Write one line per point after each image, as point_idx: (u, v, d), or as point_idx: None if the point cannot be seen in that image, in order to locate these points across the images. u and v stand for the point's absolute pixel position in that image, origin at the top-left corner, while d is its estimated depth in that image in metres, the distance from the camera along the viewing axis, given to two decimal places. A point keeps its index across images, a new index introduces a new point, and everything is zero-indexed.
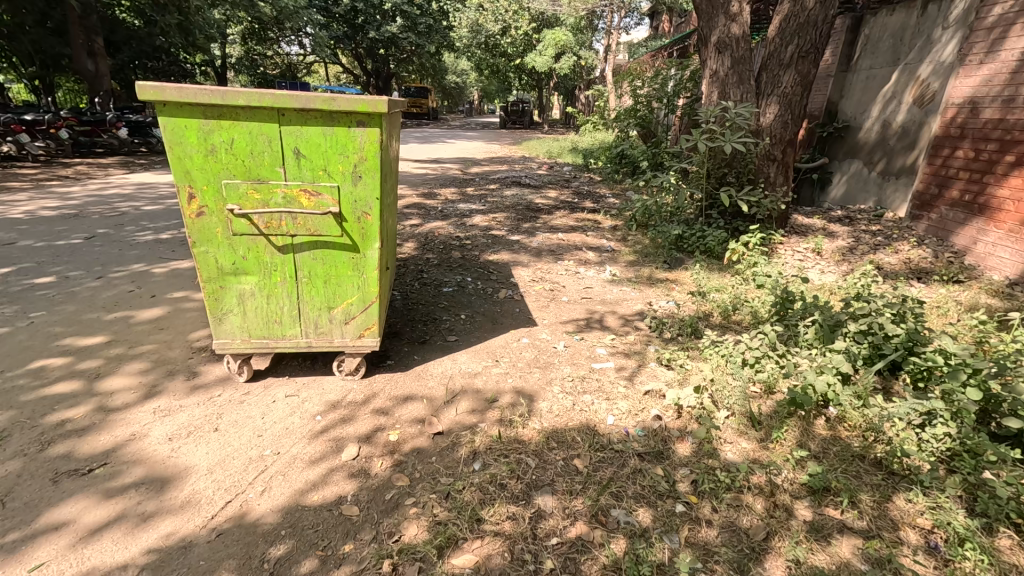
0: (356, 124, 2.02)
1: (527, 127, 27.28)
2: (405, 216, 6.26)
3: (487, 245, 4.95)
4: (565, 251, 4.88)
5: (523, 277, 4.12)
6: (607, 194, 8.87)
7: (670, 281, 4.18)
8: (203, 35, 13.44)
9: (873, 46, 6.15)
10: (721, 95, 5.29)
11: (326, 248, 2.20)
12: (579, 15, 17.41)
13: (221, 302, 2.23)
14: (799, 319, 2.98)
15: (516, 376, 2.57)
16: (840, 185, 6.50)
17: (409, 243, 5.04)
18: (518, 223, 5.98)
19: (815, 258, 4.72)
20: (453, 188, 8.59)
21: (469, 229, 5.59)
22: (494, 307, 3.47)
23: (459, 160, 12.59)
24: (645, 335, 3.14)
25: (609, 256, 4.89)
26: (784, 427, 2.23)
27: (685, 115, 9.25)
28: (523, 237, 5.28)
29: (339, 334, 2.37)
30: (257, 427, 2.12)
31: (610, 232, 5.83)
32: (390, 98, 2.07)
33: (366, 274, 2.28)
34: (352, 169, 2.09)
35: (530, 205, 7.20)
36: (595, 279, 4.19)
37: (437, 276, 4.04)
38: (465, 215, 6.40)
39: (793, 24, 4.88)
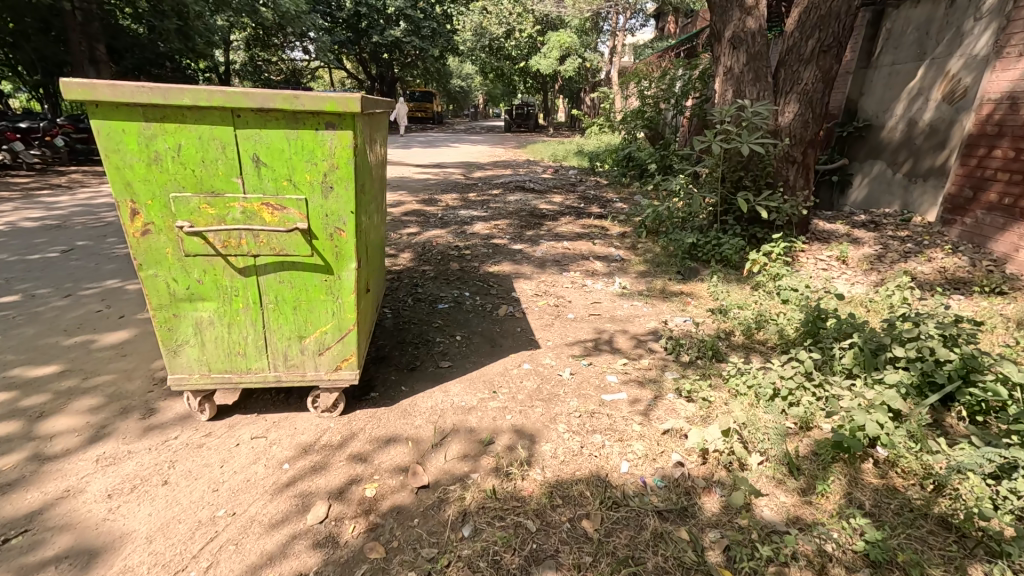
0: (324, 127, 1.73)
1: (532, 130, 27.02)
2: (404, 224, 5.99)
3: (489, 255, 4.65)
4: (571, 261, 4.58)
5: (525, 291, 3.81)
6: (615, 198, 8.55)
7: (686, 294, 3.86)
8: (203, 41, 13.37)
9: (895, 40, 5.81)
10: (735, 93, 4.97)
11: (294, 269, 1.91)
12: (584, 16, 17.17)
13: (175, 332, 1.93)
14: (834, 341, 2.65)
15: (516, 412, 2.26)
16: (862, 189, 6.15)
17: (406, 253, 4.75)
18: (521, 231, 5.69)
19: (841, 268, 4.38)
20: (455, 193, 8.33)
21: (469, 237, 5.30)
22: (494, 326, 3.17)
23: (462, 164, 12.34)
24: (661, 360, 2.82)
25: (618, 266, 4.58)
26: (830, 476, 1.91)
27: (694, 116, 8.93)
28: (526, 246, 4.98)
29: (312, 367, 2.07)
30: (212, 479, 1.82)
31: (619, 239, 5.52)
32: (364, 95, 1.78)
33: (341, 299, 1.98)
34: (321, 179, 1.80)
35: (534, 211, 6.90)
36: (604, 292, 3.88)
37: (432, 291, 3.74)
38: (466, 222, 6.11)
39: (813, 17, 4.57)
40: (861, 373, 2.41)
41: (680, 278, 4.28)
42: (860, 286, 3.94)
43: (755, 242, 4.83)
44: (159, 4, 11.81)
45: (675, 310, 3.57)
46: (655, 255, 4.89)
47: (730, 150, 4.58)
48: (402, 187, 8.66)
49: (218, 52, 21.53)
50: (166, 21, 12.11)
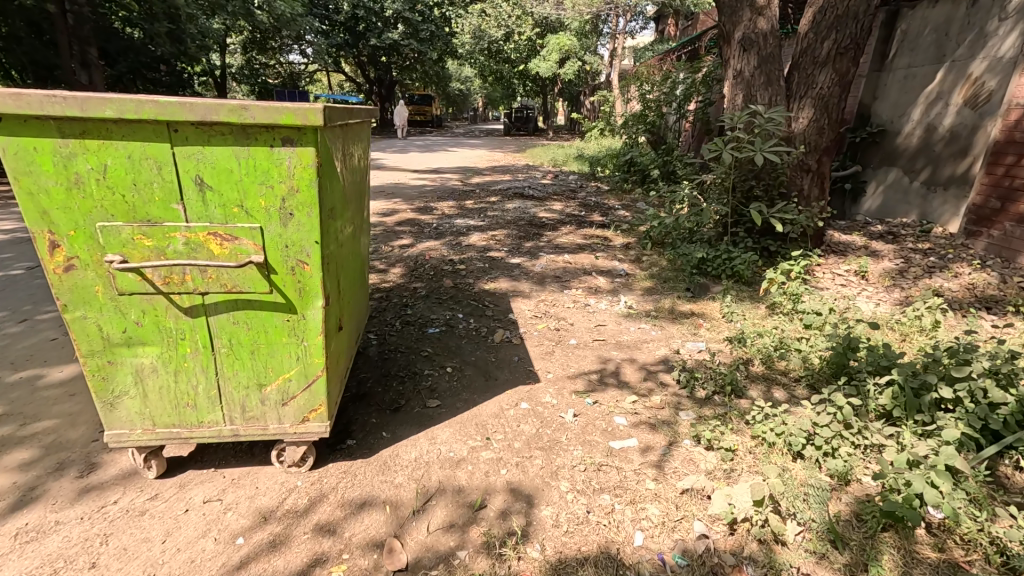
0: (280, 143, 1.45)
1: (532, 133, 26.79)
2: (396, 234, 5.72)
3: (485, 270, 4.37)
4: (572, 276, 4.30)
5: (523, 312, 3.52)
6: (617, 205, 8.28)
7: (697, 315, 3.58)
8: (195, 44, 13.19)
9: (911, 42, 5.56)
10: (745, 99, 4.70)
11: (250, 309, 1.63)
12: (584, 19, 16.95)
13: (110, 382, 1.65)
14: (867, 376, 2.37)
15: (512, 465, 1.97)
16: (876, 198, 5.87)
17: (397, 268, 4.47)
18: (520, 242, 5.41)
19: (860, 285, 4.11)
20: (451, 200, 8.06)
21: (465, 250, 5.02)
22: (489, 355, 2.88)
23: (459, 169, 12.08)
24: (673, 396, 2.53)
25: (623, 282, 4.30)
26: (880, 551, 1.62)
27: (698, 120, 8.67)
28: (525, 260, 4.70)
29: (276, 419, 1.78)
30: (150, 560, 1.53)
31: (622, 251, 5.24)
32: (330, 104, 1.51)
33: (307, 341, 1.70)
34: (279, 204, 1.52)
35: (533, 219, 6.63)
36: (608, 313, 3.60)
37: (422, 312, 3.45)
38: (461, 233, 5.84)
39: (829, 17, 4.31)
40: (902, 417, 2.13)
41: (690, 296, 4.00)
42: (884, 305, 3.67)
43: (768, 255, 4.55)
44: (150, 6, 11.57)
45: (686, 333, 3.29)
46: (661, 269, 4.60)
47: (742, 158, 4.31)
48: (397, 194, 8.41)
49: (214, 55, 21.38)
50: (157, 24, 11.92)
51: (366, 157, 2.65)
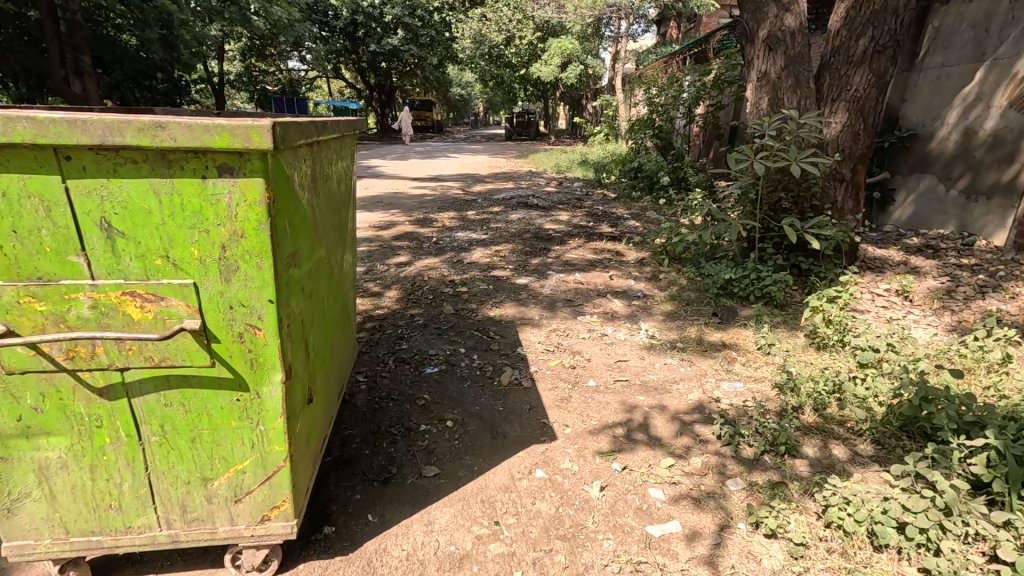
0: (215, 171, 1.07)
1: (534, 138, 26.46)
2: (394, 250, 5.35)
3: (489, 293, 3.98)
4: (585, 299, 3.92)
5: (533, 345, 3.13)
6: (626, 214, 7.90)
7: (728, 346, 3.18)
8: (189, 51, 12.96)
9: (945, 40, 5.18)
10: (771, 102, 4.32)
11: (184, 386, 1.24)
12: (585, 22, 16.64)
13: (5, 484, 1.26)
14: (948, 435, 1.99)
15: (528, 566, 1.60)
16: (906, 208, 5.48)
17: (393, 291, 4.09)
18: (526, 258, 5.04)
19: (904, 307, 3.72)
20: (452, 211, 7.71)
21: (467, 268, 4.65)
22: (496, 403, 2.48)
23: (460, 177, 11.74)
24: (716, 457, 2.13)
25: (641, 305, 3.92)
26: None
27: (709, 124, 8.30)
28: (532, 280, 4.31)
29: (226, 520, 1.38)
30: None
31: (637, 267, 4.86)
32: (284, 118, 1.13)
33: (263, 425, 1.31)
34: (218, 253, 1.13)
35: (539, 232, 6.25)
36: (629, 344, 3.20)
37: (420, 347, 3.06)
38: (463, 248, 5.47)
39: (865, 11, 3.95)
40: (1008, 496, 1.74)
41: (718, 322, 3.60)
42: (937, 333, 3.28)
43: (799, 274, 4.16)
44: (143, 14, 11.35)
45: (719, 371, 2.88)
46: (683, 289, 4.22)
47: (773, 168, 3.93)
48: (396, 205, 8.07)
49: (212, 62, 21.20)
50: (149, 30, 11.69)
51: (350, 174, 2.28)
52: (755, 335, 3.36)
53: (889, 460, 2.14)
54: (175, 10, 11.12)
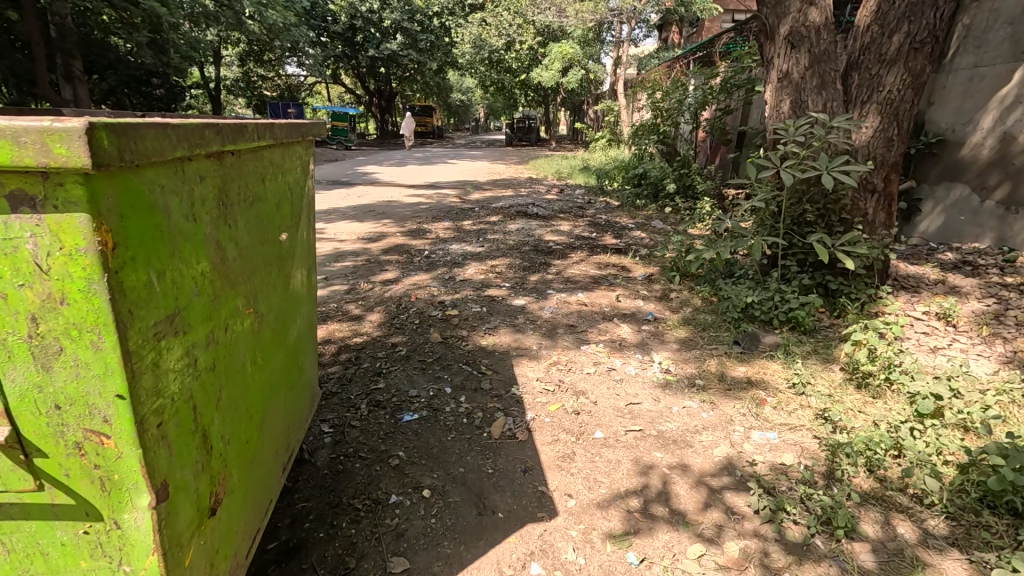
0: (10, 207, 0.70)
1: (534, 144, 26.13)
2: (381, 265, 4.95)
3: (481, 317, 3.56)
4: (589, 324, 3.50)
5: (530, 383, 2.71)
6: (630, 224, 7.51)
7: (755, 383, 2.76)
8: (179, 55, 12.66)
9: (977, 38, 4.80)
10: (793, 105, 3.93)
11: (1, 517, 0.84)
12: (587, 27, 16.33)
13: None
14: None
15: None
16: (935, 218, 5.07)
17: (375, 314, 3.68)
18: (524, 275, 4.63)
19: (948, 334, 3.31)
20: (448, 221, 7.32)
21: (459, 287, 4.24)
22: (484, 464, 2.07)
23: (458, 184, 11.38)
24: (756, 541, 1.72)
25: (652, 330, 3.51)
26: None
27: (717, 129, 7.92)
28: (530, 301, 3.90)
29: None
30: None
31: (645, 285, 4.45)
32: (129, 118, 0.74)
33: (128, 567, 0.88)
34: (29, 328, 0.74)
35: (538, 244, 5.85)
36: (641, 381, 2.78)
37: (398, 386, 2.64)
38: (456, 262, 5.07)
39: (900, 5, 3.57)
40: None
41: (740, 351, 3.19)
42: (994, 369, 2.86)
43: (826, 293, 3.75)
44: (130, 17, 11.04)
45: (747, 417, 2.46)
46: (697, 311, 3.82)
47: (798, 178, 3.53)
48: (388, 214, 7.68)
49: (208, 67, 20.97)
50: (137, 33, 11.38)
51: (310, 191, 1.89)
52: (784, 369, 2.93)
53: (969, 544, 1.73)
54: (164, 12, 10.81)
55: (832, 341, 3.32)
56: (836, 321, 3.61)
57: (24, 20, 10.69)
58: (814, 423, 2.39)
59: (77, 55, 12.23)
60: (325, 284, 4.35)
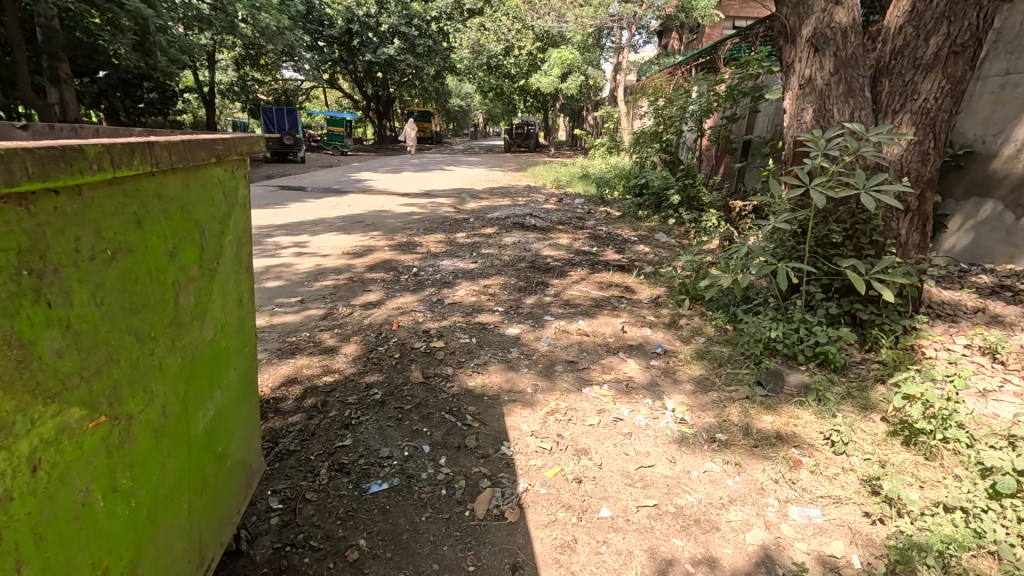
0: None
1: (533, 150, 25.84)
2: (364, 285, 4.56)
3: (469, 350, 3.17)
4: (592, 359, 3.11)
5: (523, 438, 2.31)
6: (633, 237, 7.13)
7: (786, 438, 2.36)
8: (167, 57, 12.30)
9: (1010, 42, 4.43)
10: (817, 114, 3.56)
11: None
12: (586, 33, 16.00)
13: None
14: None
15: None
16: (962, 236, 4.71)
17: (351, 346, 3.28)
18: (519, 297, 4.24)
19: (998, 374, 2.94)
20: (441, 233, 6.94)
21: (448, 312, 3.85)
22: (463, 559, 1.69)
23: (454, 192, 11.03)
24: None
25: (662, 367, 3.12)
26: None
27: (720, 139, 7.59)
28: (526, 329, 3.51)
29: None
30: None
31: (652, 309, 4.07)
32: None
33: None
34: None
35: (535, 260, 5.46)
36: (653, 434, 2.39)
37: (368, 444, 2.25)
38: (446, 281, 4.68)
39: (938, 4, 3.20)
40: None
41: (763, 393, 2.80)
42: None
43: (854, 322, 3.37)
44: (115, 18, 10.70)
45: (780, 486, 2.06)
46: (711, 343, 3.45)
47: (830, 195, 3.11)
48: (378, 225, 7.30)
49: (202, 70, 20.64)
50: (122, 35, 11.04)
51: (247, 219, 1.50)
52: (818, 418, 2.53)
53: None
54: (150, 14, 10.44)
55: (866, 382, 2.95)
56: (867, 355, 3.22)
57: (6, 22, 10.36)
58: (863, 497, 1.99)
59: (63, 58, 11.88)
60: (300, 307, 3.95)
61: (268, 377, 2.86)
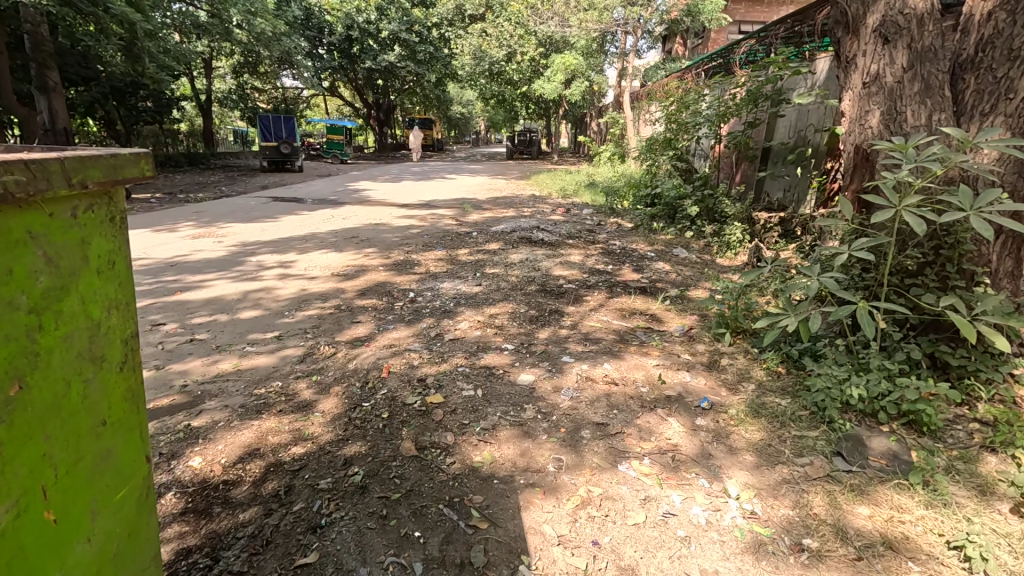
0: None
1: (536, 157, 25.39)
2: (353, 315, 3.99)
3: (474, 407, 2.59)
4: (624, 419, 2.53)
5: (549, 550, 1.74)
6: (649, 252, 6.57)
7: (896, 546, 1.78)
8: (156, 64, 11.80)
9: None
10: (885, 116, 3.00)
11: None
12: (590, 39, 15.49)
13: None
14: None
15: None
16: None
17: (330, 402, 2.70)
18: (531, 330, 3.67)
19: None
20: (441, 249, 6.38)
21: (448, 351, 3.26)
22: None
23: (455, 203, 10.50)
24: None
25: (711, 429, 2.53)
26: None
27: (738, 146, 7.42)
28: (542, 375, 2.94)
29: None
30: None
31: (686, 347, 3.50)
32: None
33: None
34: None
35: (546, 282, 4.89)
36: (719, 537, 1.81)
37: (339, 561, 1.68)
38: (447, 310, 4.11)
39: None
40: None
41: (847, 469, 2.22)
42: None
43: (934, 364, 2.79)
44: (101, 22, 10.21)
45: None
46: (763, 393, 2.88)
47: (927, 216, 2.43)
48: (373, 240, 6.74)
49: (197, 78, 20.18)
50: (108, 41, 10.55)
51: (123, 272, 0.93)
52: (931, 511, 1.95)
53: None
54: (137, 18, 9.94)
55: (969, 449, 2.36)
56: (957, 410, 2.64)
57: None
58: None
59: (51, 65, 11.46)
60: (275, 346, 3.37)
61: (224, 448, 2.27)
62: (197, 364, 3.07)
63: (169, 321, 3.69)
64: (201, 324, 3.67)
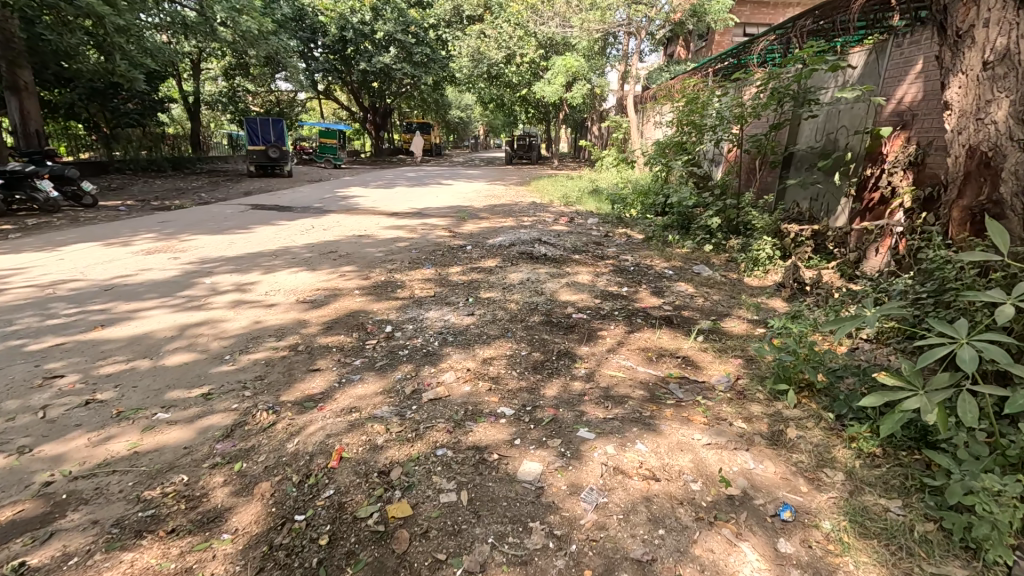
0: None
1: (535, 162, 24.61)
2: (310, 360, 3.16)
3: (455, 527, 1.77)
4: (678, 549, 1.71)
5: None
6: (667, 270, 5.79)
7: None
8: (130, 62, 11.00)
9: None
10: (1017, 107, 2.22)
11: None
12: (593, 40, 14.73)
13: None
14: None
15: None
16: None
17: (250, 511, 1.88)
18: (535, 384, 2.85)
19: None
20: (429, 266, 5.57)
21: (426, 420, 2.44)
22: None
23: (450, 211, 9.69)
24: None
25: (803, 561, 1.72)
26: None
27: (758, 147, 6.87)
28: (553, 463, 2.11)
29: None
30: None
31: (740, 409, 2.67)
32: None
33: None
34: None
35: (551, 311, 4.08)
36: None
37: None
38: (430, 351, 3.30)
39: None
40: None
41: None
42: None
43: None
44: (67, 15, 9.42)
45: None
46: (859, 489, 2.06)
47: None
48: (353, 256, 5.93)
49: (184, 80, 19.39)
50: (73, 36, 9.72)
51: None
52: None
53: None
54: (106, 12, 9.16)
55: None
56: None
57: None
58: None
59: (20, 64, 10.71)
60: (197, 411, 2.53)
61: None
62: (80, 445, 2.24)
63: (70, 372, 2.86)
64: (110, 376, 2.84)
